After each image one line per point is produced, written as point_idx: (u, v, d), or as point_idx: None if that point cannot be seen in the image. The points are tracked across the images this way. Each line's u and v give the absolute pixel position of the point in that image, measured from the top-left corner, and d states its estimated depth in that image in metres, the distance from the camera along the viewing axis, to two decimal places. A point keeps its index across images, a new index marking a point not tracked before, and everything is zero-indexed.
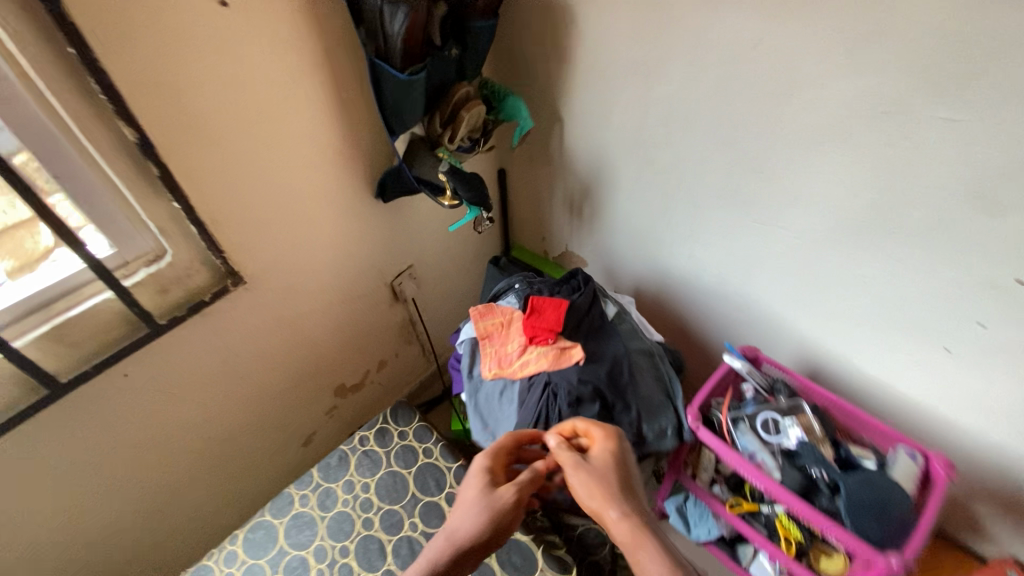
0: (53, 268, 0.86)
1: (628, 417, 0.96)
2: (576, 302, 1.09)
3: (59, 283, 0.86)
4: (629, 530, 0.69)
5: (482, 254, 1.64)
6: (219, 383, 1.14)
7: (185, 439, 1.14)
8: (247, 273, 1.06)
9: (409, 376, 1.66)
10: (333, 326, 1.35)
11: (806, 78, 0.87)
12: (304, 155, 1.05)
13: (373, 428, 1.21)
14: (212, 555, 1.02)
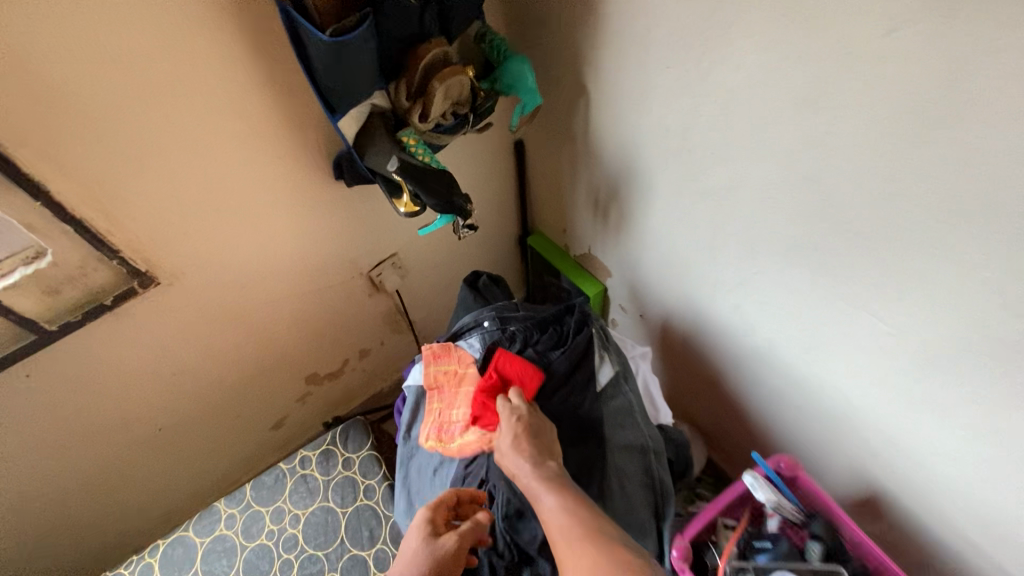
0: None
1: None
2: (553, 364, 0.82)
3: None
4: (531, 482, 0.66)
5: (491, 241, 1.36)
6: (155, 382, 1.01)
7: (123, 439, 1.03)
8: (162, 269, 0.88)
9: (398, 367, 1.49)
10: (298, 320, 1.16)
11: (977, 79, 0.50)
12: (223, 128, 0.82)
13: (318, 449, 1.05)
14: (128, 564, 0.93)
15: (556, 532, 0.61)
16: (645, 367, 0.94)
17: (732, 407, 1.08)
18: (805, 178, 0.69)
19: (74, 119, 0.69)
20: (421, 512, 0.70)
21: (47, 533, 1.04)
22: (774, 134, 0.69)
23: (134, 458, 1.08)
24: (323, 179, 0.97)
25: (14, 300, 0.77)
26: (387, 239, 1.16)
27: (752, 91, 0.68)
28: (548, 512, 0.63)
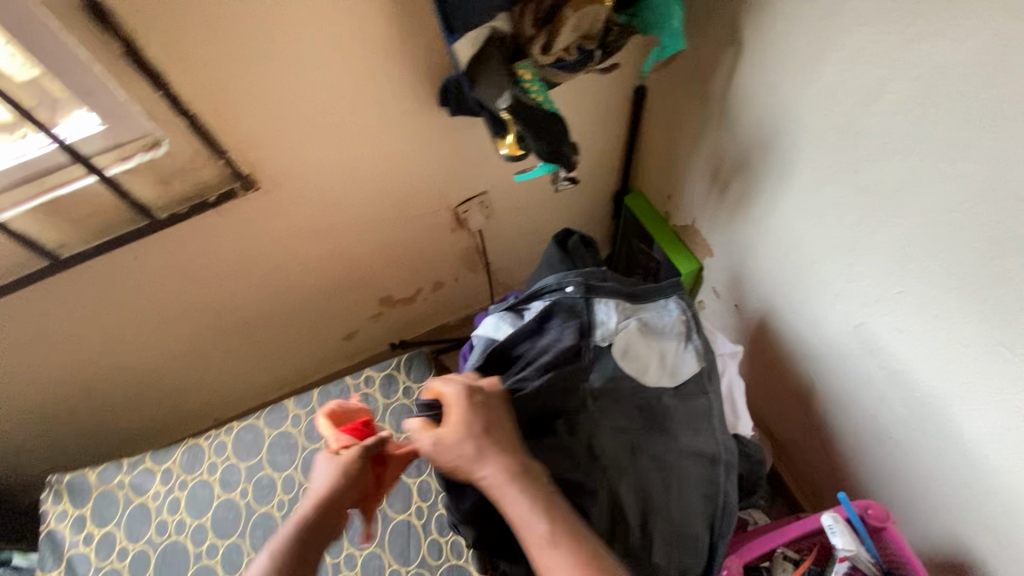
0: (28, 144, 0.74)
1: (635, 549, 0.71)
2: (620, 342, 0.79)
3: (38, 162, 0.75)
4: (516, 515, 0.60)
5: (586, 195, 1.27)
6: (246, 278, 1.08)
7: (214, 317, 1.14)
8: (264, 177, 0.89)
9: (469, 305, 1.48)
10: (381, 243, 1.17)
11: None
12: (336, 36, 0.77)
13: (382, 372, 1.10)
14: (207, 438, 1.06)
15: None
16: (734, 369, 0.85)
17: (817, 429, 0.98)
18: (1011, 201, 0.54)
19: (195, 9, 0.67)
20: (321, 452, 0.72)
21: (153, 380, 1.21)
22: (986, 136, 0.53)
23: (225, 335, 1.19)
24: (427, 106, 0.92)
25: (132, 186, 0.81)
26: (480, 177, 1.11)
27: (976, 76, 0.52)
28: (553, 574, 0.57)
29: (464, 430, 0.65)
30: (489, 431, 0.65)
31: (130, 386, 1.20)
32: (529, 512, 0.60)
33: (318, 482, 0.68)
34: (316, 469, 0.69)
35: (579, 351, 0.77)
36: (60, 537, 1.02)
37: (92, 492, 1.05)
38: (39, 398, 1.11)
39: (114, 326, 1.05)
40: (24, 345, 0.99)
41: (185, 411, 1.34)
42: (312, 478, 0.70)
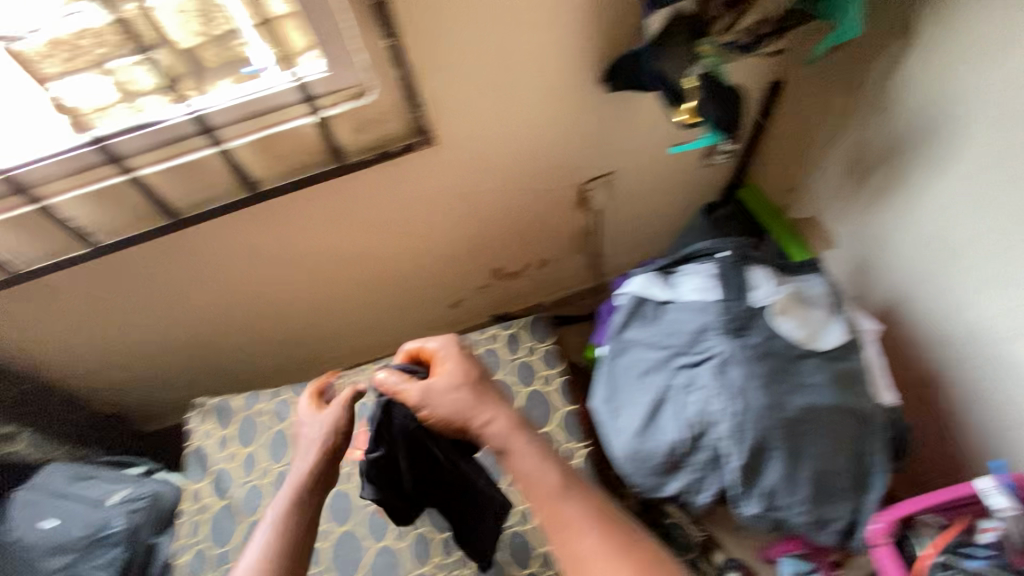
0: (267, 82, 0.86)
1: (788, 499, 0.74)
2: (771, 306, 0.82)
3: (271, 98, 0.86)
4: (524, 462, 0.69)
5: (700, 186, 1.33)
6: (390, 230, 1.18)
7: (352, 267, 1.25)
8: (440, 133, 0.99)
9: (566, 288, 1.55)
10: (510, 212, 1.25)
11: None
12: (535, 8, 0.86)
13: (506, 330, 1.18)
14: (343, 376, 1.14)
15: (584, 542, 0.63)
16: (876, 347, 0.86)
17: (939, 422, 0.99)
18: None
19: None
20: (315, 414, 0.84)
21: (285, 321, 1.33)
22: None
23: (358, 284, 1.30)
24: (589, 82, 1.01)
25: (335, 128, 0.92)
26: (612, 158, 1.19)
27: None
28: (571, 521, 0.65)
29: (462, 377, 0.78)
30: (484, 378, 0.78)
31: (267, 324, 1.32)
32: (542, 464, 0.70)
33: (308, 436, 0.82)
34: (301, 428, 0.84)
35: (738, 307, 0.81)
36: (206, 452, 1.11)
37: (237, 415, 1.14)
38: (196, 322, 1.24)
39: (273, 264, 1.16)
40: (201, 269, 1.12)
41: (303, 355, 1.45)
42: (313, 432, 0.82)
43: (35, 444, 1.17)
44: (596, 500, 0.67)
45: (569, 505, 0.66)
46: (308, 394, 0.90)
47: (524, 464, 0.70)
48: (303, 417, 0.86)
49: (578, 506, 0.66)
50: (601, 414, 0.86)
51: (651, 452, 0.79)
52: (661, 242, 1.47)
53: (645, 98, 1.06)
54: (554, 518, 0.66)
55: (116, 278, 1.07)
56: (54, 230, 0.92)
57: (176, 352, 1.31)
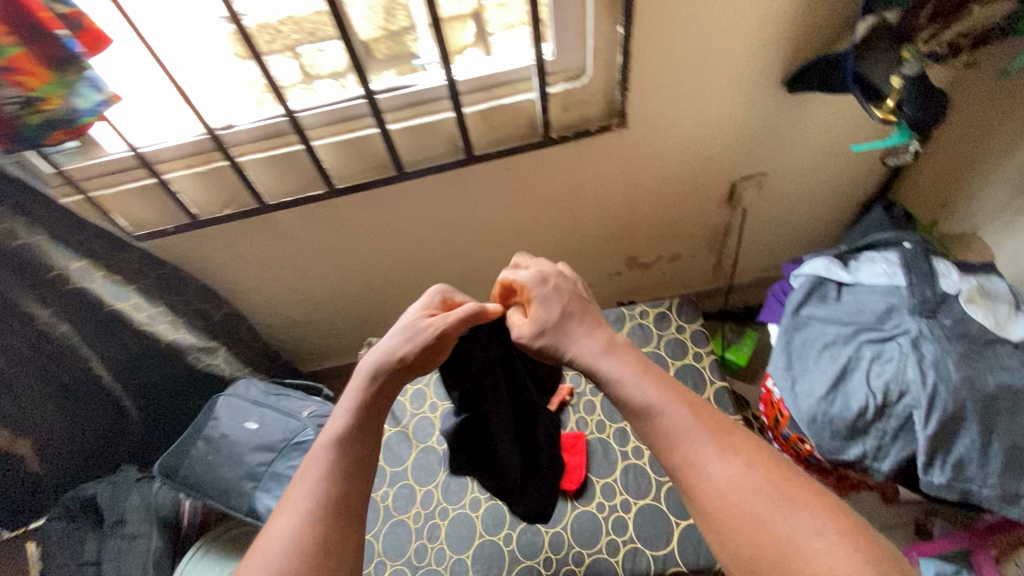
0: (511, 57, 1.02)
1: (979, 471, 0.77)
2: (960, 292, 0.87)
3: (509, 71, 1.02)
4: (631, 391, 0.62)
5: (840, 196, 1.39)
6: (556, 207, 1.30)
7: (512, 239, 1.37)
8: (632, 117, 1.11)
9: (687, 285, 1.63)
10: (663, 201, 1.34)
11: None
12: (746, 13, 0.97)
13: (655, 309, 1.25)
14: None
15: (691, 448, 0.58)
16: None
17: None
18: None
19: None
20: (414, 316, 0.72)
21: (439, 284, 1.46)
22: None
23: (511, 255, 1.41)
24: (772, 85, 1.11)
25: (550, 102, 1.06)
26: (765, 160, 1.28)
27: None
28: (664, 428, 0.60)
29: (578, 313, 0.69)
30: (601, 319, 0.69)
31: (422, 283, 1.45)
32: (630, 378, 0.63)
33: (396, 334, 0.70)
34: (401, 325, 0.71)
35: (929, 290, 0.87)
36: None
37: None
38: (367, 274, 1.39)
39: (450, 227, 1.30)
40: (393, 224, 1.26)
41: None
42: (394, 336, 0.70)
43: (227, 361, 1.29)
44: (685, 402, 0.61)
45: (663, 418, 0.60)
46: (431, 297, 0.75)
47: (624, 384, 0.62)
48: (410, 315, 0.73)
49: (671, 416, 0.60)
50: (779, 380, 0.94)
51: (834, 418, 0.85)
52: (788, 248, 1.53)
53: (815, 104, 1.16)
54: (652, 431, 0.61)
55: (328, 223, 1.22)
56: (302, 170, 1.09)
57: (341, 300, 1.46)
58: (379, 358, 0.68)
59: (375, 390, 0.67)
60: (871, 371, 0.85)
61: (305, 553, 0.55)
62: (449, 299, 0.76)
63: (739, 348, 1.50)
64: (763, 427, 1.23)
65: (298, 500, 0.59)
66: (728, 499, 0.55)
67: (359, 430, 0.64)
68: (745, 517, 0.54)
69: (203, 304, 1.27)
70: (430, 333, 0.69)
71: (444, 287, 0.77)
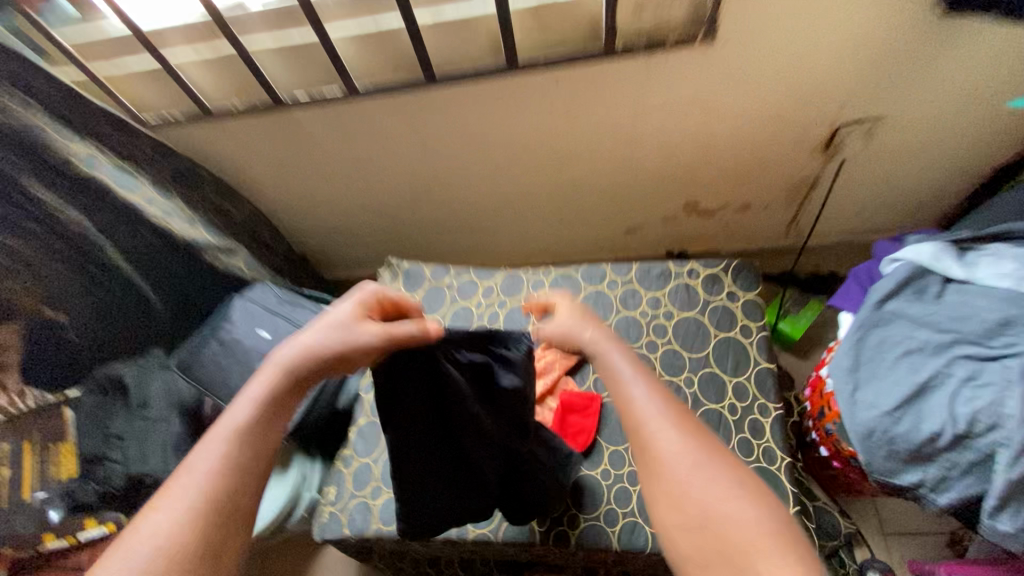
0: None
1: None
2: None
3: None
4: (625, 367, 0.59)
5: (967, 152, 1.13)
6: (610, 136, 1.11)
7: (556, 168, 1.20)
8: (719, 31, 0.89)
9: (750, 240, 1.43)
10: (739, 139, 1.13)
11: None
12: None
13: (706, 270, 1.08)
14: (528, 273, 1.15)
15: (644, 404, 0.55)
16: None
17: None
18: None
19: None
20: (346, 314, 0.64)
21: (473, 208, 1.33)
22: None
23: (551, 185, 1.26)
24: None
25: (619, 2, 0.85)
26: (880, 99, 1.03)
27: None
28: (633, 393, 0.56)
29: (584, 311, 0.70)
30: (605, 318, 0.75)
31: (450, 205, 1.33)
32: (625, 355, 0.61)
33: (323, 332, 0.61)
34: (325, 321, 0.62)
35: None
36: None
37: (425, 284, 1.19)
38: (392, 189, 1.27)
39: (488, 147, 1.14)
40: (423, 137, 1.11)
41: (470, 242, 1.46)
42: (315, 330, 0.61)
43: (247, 262, 1.27)
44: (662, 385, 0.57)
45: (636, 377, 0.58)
46: (363, 297, 0.67)
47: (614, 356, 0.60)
48: (337, 311, 0.64)
49: (644, 375, 0.58)
50: (837, 380, 0.79)
51: (894, 437, 0.72)
52: (882, 209, 1.30)
53: (971, 25, 0.89)
54: (618, 389, 0.57)
55: (351, 129, 1.09)
56: (320, 64, 0.95)
57: (369, 213, 1.37)
58: (301, 355, 0.59)
59: (288, 390, 0.58)
60: (958, 390, 0.69)
61: (184, 556, 0.46)
62: (385, 299, 0.69)
63: (796, 319, 1.35)
64: (805, 414, 1.12)
65: (189, 483, 0.50)
66: (677, 454, 0.51)
67: (257, 430, 0.54)
68: (680, 466, 0.50)
69: (221, 201, 1.24)
70: (372, 339, 0.62)
71: (376, 285, 0.69)
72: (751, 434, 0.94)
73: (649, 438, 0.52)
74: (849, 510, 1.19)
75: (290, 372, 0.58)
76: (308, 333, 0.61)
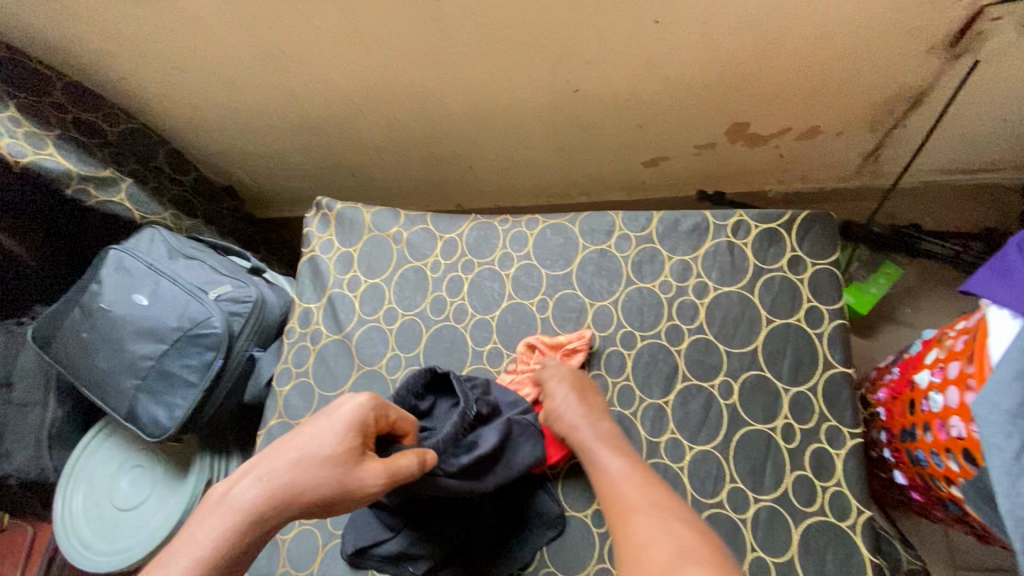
0: None
1: None
2: None
3: None
4: (609, 451, 0.57)
5: None
6: (628, 14, 0.74)
7: (548, 67, 0.83)
8: None
9: (811, 179, 1.07)
10: (821, 26, 0.75)
11: None
12: None
13: (763, 224, 0.74)
14: (505, 223, 0.83)
15: (616, 479, 0.53)
16: None
17: None
18: None
19: None
20: (325, 448, 0.52)
21: (437, 127, 0.98)
22: None
23: (542, 96, 0.89)
24: None
25: None
26: None
27: None
28: (610, 477, 0.54)
29: (585, 397, 0.65)
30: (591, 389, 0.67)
31: (405, 123, 0.98)
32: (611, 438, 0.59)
33: (314, 473, 0.51)
34: (313, 458, 0.51)
35: None
36: (323, 269, 0.86)
37: (363, 234, 0.87)
38: (321, 97, 0.92)
39: (446, 30, 0.78)
40: (348, 8, 0.75)
41: (438, 174, 1.12)
42: (291, 470, 0.51)
43: (137, 198, 0.93)
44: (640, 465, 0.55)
45: (607, 455, 0.56)
46: (362, 415, 0.54)
47: (598, 453, 0.57)
48: (329, 440, 0.52)
49: (612, 451, 0.57)
50: (987, 429, 0.47)
51: None
52: (1007, 133, 0.92)
53: None
54: (592, 464, 0.57)
55: None
56: None
57: (299, 133, 1.02)
58: (268, 501, 0.49)
59: (255, 533, 0.49)
60: None
61: None
62: (385, 416, 0.56)
63: (863, 288, 1.01)
64: (873, 420, 0.83)
65: None
66: (644, 524, 0.46)
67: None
68: (644, 538, 0.45)
69: (84, 113, 0.91)
70: (375, 488, 0.52)
71: (376, 399, 0.56)
72: (814, 472, 0.65)
73: (625, 517, 0.48)
74: (910, 535, 0.93)
75: (250, 523, 0.48)
76: (291, 472, 0.50)
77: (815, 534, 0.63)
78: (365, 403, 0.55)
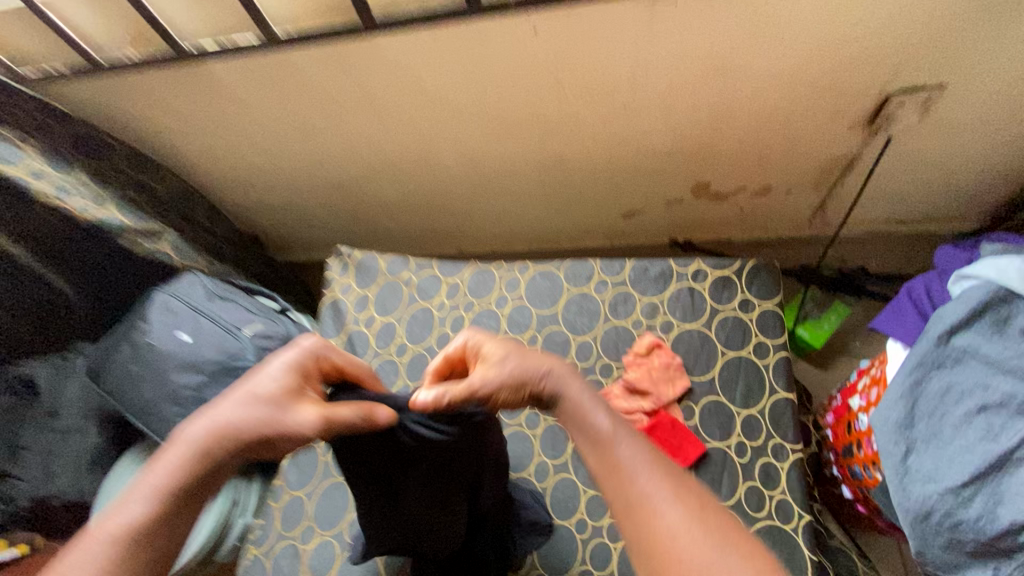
0: None
1: None
2: None
3: None
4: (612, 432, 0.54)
5: None
6: (601, 104, 0.91)
7: (537, 141, 0.99)
8: None
9: (768, 229, 1.22)
10: (759, 111, 0.92)
11: None
12: None
13: (717, 271, 0.88)
14: (501, 269, 0.96)
15: (634, 475, 0.51)
16: None
17: None
18: None
19: None
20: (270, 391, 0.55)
21: (441, 187, 1.13)
22: None
23: (531, 163, 1.05)
24: None
25: None
26: (945, 57, 0.81)
27: None
28: (630, 468, 0.51)
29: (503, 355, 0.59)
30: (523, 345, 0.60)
31: (414, 184, 1.13)
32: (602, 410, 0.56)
33: (256, 408, 0.54)
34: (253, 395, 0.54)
35: None
36: (343, 308, 0.99)
37: (378, 278, 1.00)
38: (342, 163, 1.08)
39: (451, 112, 0.94)
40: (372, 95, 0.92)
41: (442, 225, 1.27)
42: (240, 411, 0.54)
43: (178, 247, 1.06)
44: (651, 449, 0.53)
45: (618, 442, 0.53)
46: (300, 358, 0.58)
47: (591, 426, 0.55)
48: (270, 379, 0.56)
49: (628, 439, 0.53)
50: (883, 437, 0.60)
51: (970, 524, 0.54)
52: (930, 192, 1.08)
53: None
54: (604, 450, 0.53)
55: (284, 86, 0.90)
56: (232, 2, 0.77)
57: (322, 192, 1.18)
58: (213, 436, 0.52)
59: (208, 468, 0.52)
60: None
61: None
62: (328, 362, 0.60)
63: (816, 324, 1.15)
64: (824, 442, 0.94)
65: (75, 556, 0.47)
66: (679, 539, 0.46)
67: (168, 512, 0.50)
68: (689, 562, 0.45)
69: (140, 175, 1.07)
70: (311, 428, 0.53)
71: (317, 344, 0.60)
72: (762, 483, 0.76)
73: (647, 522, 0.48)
74: (868, 550, 1.02)
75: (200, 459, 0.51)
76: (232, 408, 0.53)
77: (764, 536, 0.73)
78: (306, 347, 0.59)
